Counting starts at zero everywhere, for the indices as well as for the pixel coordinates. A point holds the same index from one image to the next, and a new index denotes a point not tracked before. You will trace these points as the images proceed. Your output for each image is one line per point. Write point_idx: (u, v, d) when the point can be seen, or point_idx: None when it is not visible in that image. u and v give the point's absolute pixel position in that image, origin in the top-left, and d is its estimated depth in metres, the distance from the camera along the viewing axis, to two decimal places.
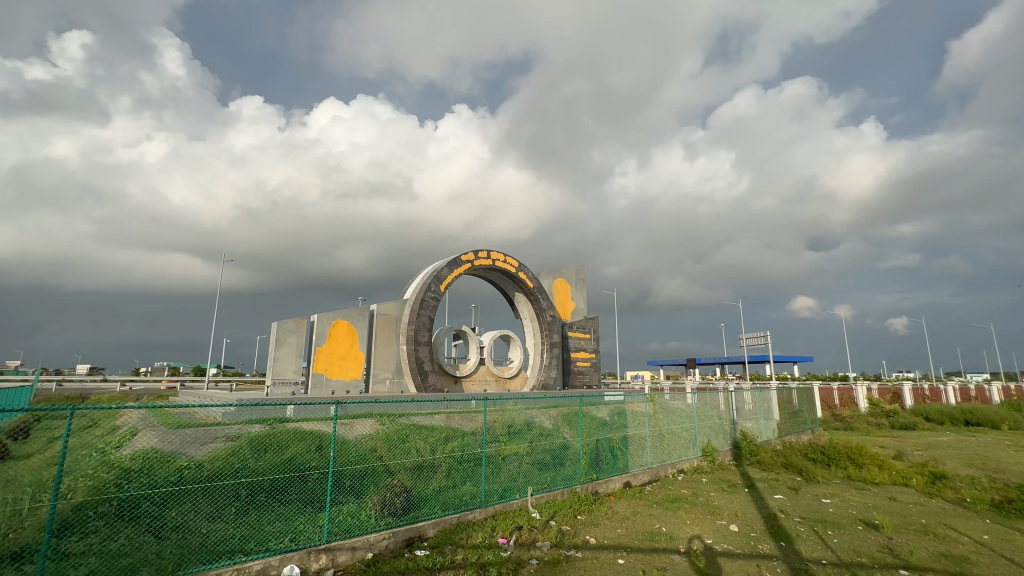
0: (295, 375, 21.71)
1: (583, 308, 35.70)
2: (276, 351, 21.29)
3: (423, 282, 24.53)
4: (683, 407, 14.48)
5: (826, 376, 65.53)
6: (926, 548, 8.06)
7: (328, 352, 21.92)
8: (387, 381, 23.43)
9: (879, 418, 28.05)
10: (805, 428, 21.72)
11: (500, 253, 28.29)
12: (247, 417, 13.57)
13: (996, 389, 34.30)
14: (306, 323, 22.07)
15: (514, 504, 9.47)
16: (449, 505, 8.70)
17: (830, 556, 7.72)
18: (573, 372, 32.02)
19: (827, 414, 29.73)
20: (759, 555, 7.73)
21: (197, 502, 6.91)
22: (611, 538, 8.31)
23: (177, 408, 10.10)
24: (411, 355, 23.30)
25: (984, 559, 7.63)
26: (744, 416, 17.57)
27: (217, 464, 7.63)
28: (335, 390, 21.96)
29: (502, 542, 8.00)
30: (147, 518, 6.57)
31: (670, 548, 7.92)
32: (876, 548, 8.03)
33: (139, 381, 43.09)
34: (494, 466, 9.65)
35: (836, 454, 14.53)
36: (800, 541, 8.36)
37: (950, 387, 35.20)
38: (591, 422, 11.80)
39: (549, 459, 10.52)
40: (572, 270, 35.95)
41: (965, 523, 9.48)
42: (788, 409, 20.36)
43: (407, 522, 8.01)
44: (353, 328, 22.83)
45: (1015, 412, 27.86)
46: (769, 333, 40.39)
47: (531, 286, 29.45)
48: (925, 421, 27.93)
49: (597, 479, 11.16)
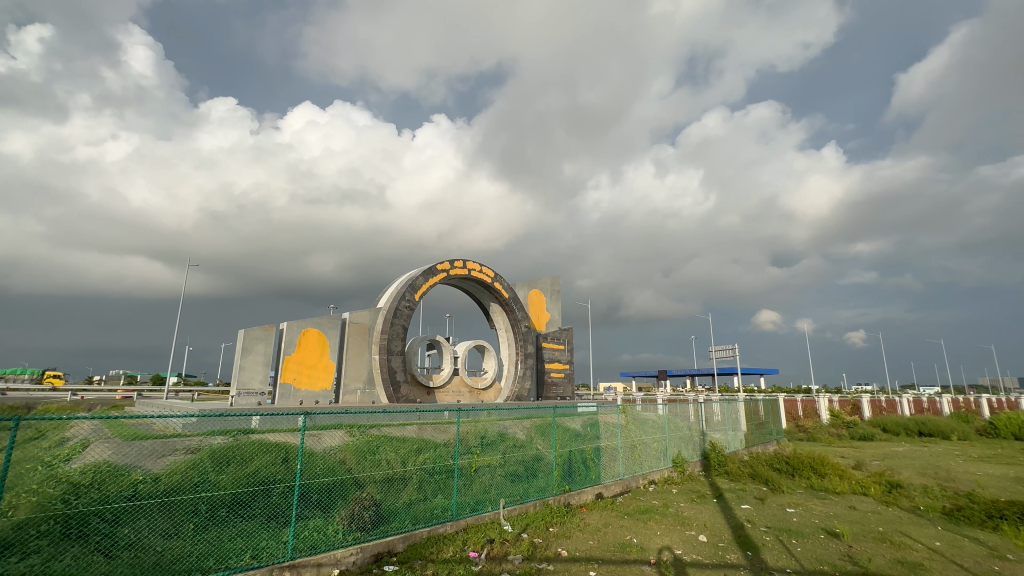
0: (261, 385, 21.03)
1: (558, 318, 35.99)
2: (242, 360, 20.61)
3: (398, 290, 24.20)
4: (654, 418, 14.76)
5: (761, 391, 65.49)
6: (883, 554, 8.37)
7: (297, 361, 21.51)
8: (358, 392, 22.81)
9: (840, 429, 29.08)
10: (770, 438, 22.28)
11: (476, 262, 28.19)
12: (208, 428, 12.97)
13: (948, 398, 36.07)
14: (275, 330, 21.41)
15: (486, 517, 9.41)
16: (419, 519, 8.58)
17: (794, 565, 7.89)
18: (546, 383, 32.04)
19: (791, 424, 30.65)
20: (726, 564, 7.86)
21: (152, 520, 6.67)
22: (581, 550, 8.29)
23: (132, 419, 9.42)
24: (383, 364, 22.78)
25: (936, 565, 7.96)
26: (713, 427, 17.85)
27: (175, 477, 7.18)
28: (303, 400, 21.49)
29: (474, 555, 7.90)
30: (95, 537, 6.17)
31: (641, 559, 7.96)
32: (838, 557, 8.26)
33: (92, 390, 40.96)
34: (466, 478, 9.51)
35: (800, 465, 14.97)
36: (765, 550, 8.55)
37: (906, 399, 36.90)
38: (564, 433, 11.81)
39: (521, 470, 10.47)
40: (547, 281, 36.24)
41: (919, 530, 9.87)
42: (755, 420, 20.94)
43: (377, 536, 7.93)
44: (324, 337, 22.47)
45: (964, 423, 29.35)
46: (736, 346, 41.78)
47: (506, 296, 29.48)
48: (882, 432, 29.09)
49: (569, 490, 11.18)
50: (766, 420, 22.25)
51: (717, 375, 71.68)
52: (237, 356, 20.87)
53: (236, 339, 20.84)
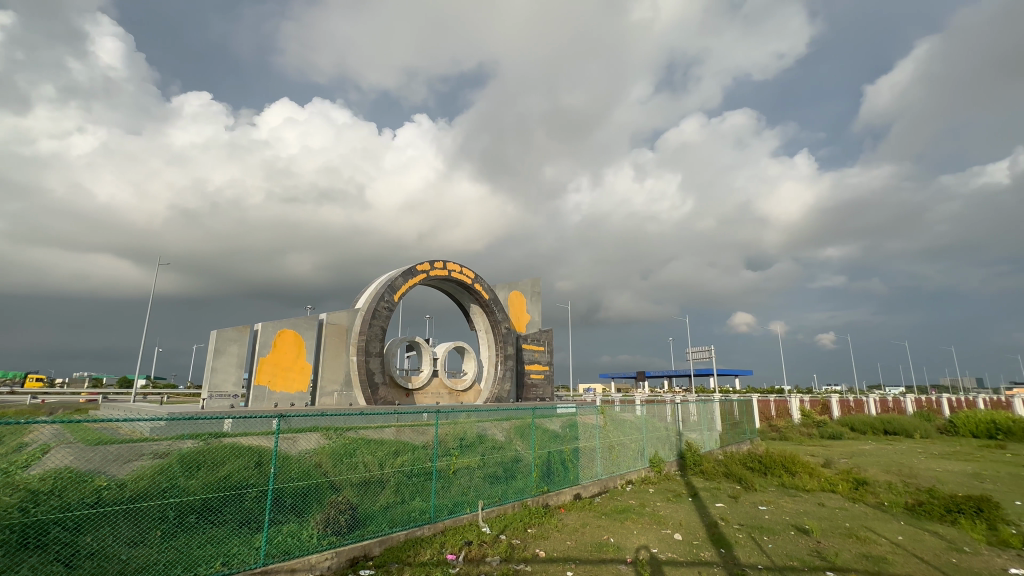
0: (234, 387, 20.52)
1: (538, 320, 36.14)
2: (214, 362, 20.07)
3: (377, 291, 23.92)
4: (632, 419, 14.94)
5: (735, 391, 67.09)
6: (849, 549, 8.66)
7: (271, 362, 21.07)
8: (336, 395, 22.46)
9: (811, 428, 29.95)
10: (744, 438, 22.79)
11: (457, 263, 28.11)
12: (177, 432, 12.59)
13: (912, 398, 37.52)
14: (249, 331, 20.93)
15: (464, 519, 9.38)
16: (396, 523, 8.50)
17: (765, 561, 8.10)
18: (526, 385, 32.12)
19: (764, 424, 31.44)
20: (700, 562, 8.01)
21: (117, 527, 6.40)
22: (559, 550, 8.35)
23: (96, 423, 9.06)
24: (361, 366, 22.47)
25: (899, 558, 8.27)
26: (689, 428, 18.16)
27: (142, 483, 6.92)
28: (278, 403, 21.06)
29: (451, 558, 7.86)
30: (55, 546, 5.90)
31: (617, 558, 8.05)
32: (807, 552, 8.51)
33: (54, 393, 39.36)
34: (444, 480, 9.46)
35: (772, 463, 15.37)
36: (738, 547, 8.74)
37: (872, 398, 38.28)
38: (543, 435, 11.85)
39: (500, 472, 10.45)
40: (527, 282, 36.32)
41: (883, 525, 10.25)
42: (730, 420, 21.40)
43: (353, 540, 7.82)
44: (300, 338, 22.07)
45: (926, 422, 30.59)
46: (712, 347, 42.67)
47: (486, 298, 29.45)
48: (850, 431, 30.08)
49: (547, 491, 11.23)
50: (740, 420, 22.76)
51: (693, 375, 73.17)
52: (208, 358, 20.31)
53: (208, 340, 20.28)
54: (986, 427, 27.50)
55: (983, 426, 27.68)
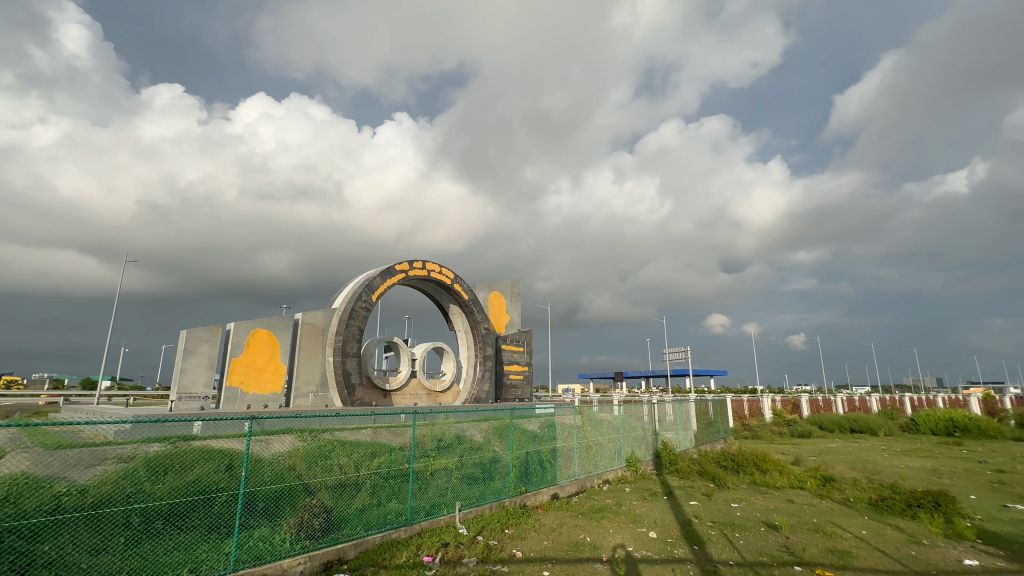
0: (205, 388, 19.95)
1: (517, 320, 36.22)
2: (183, 363, 19.49)
3: (354, 290, 23.59)
4: (610, 419, 15.11)
5: (710, 390, 68.63)
6: (816, 544, 8.93)
7: (244, 363, 20.57)
8: (311, 396, 22.06)
9: (782, 427, 30.79)
10: (718, 437, 23.26)
11: (436, 263, 27.94)
12: (143, 436, 12.16)
13: (876, 398, 38.95)
14: (220, 331, 20.36)
15: (441, 521, 9.32)
16: (372, 525, 8.39)
17: (736, 557, 8.29)
18: (505, 385, 32.15)
19: (737, 423, 32.18)
20: (674, 559, 8.15)
21: (77, 535, 6.15)
22: (536, 550, 8.39)
23: (56, 427, 8.67)
24: (337, 367, 22.11)
25: (862, 552, 8.57)
26: (665, 427, 18.45)
27: (105, 489, 6.67)
28: (251, 404, 20.58)
29: (428, 560, 7.82)
30: (10, 556, 5.61)
31: (593, 557, 8.13)
32: (776, 548, 8.74)
33: (10, 395, 37.56)
34: (421, 482, 9.39)
35: (744, 461, 15.74)
36: (711, 544, 8.92)
37: (840, 398, 39.59)
38: (521, 435, 11.88)
39: (478, 473, 10.42)
40: (507, 282, 36.35)
41: (848, 520, 10.61)
42: (704, 419, 21.84)
43: (326, 544, 7.68)
44: (275, 338, 21.60)
45: (889, 420, 31.81)
46: (688, 348, 43.51)
47: (466, 298, 29.36)
48: (819, 429, 31.06)
49: (525, 491, 11.26)
50: (714, 419, 23.24)
51: (669, 375, 74.57)
52: (178, 358, 19.72)
53: (178, 341, 19.67)
54: (945, 425, 28.76)
55: (942, 423, 28.93)
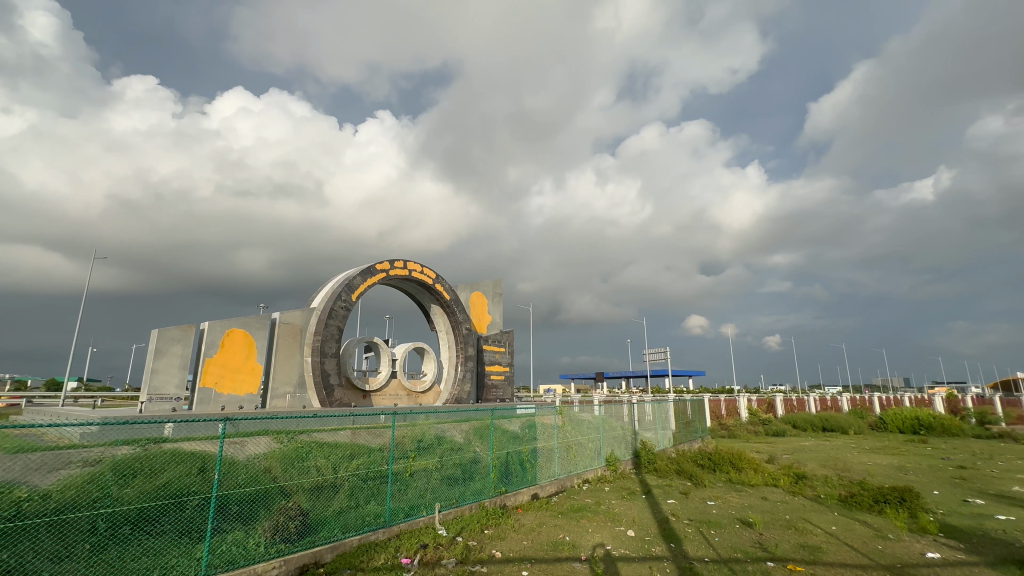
0: (177, 390, 19.40)
1: (498, 321, 36.23)
2: (154, 363, 18.93)
3: (334, 290, 23.25)
4: (590, 419, 15.23)
5: (689, 391, 69.79)
6: (788, 540, 9.16)
7: (218, 363, 20.07)
8: (288, 397, 21.64)
9: (757, 426, 31.47)
10: (696, 436, 23.65)
11: (417, 262, 27.75)
12: (111, 439, 11.76)
13: (847, 398, 40.14)
14: (194, 330, 19.83)
15: (420, 522, 9.26)
16: (350, 528, 8.28)
17: (711, 554, 8.46)
18: (486, 386, 32.11)
19: (714, 422, 32.77)
20: (651, 557, 8.28)
21: (39, 542, 5.90)
22: (515, 550, 8.40)
23: (16, 430, 8.29)
24: (316, 367, 21.74)
25: (832, 547, 8.83)
26: (644, 427, 18.66)
27: (70, 494, 6.42)
28: (225, 406, 20.10)
29: (406, 562, 7.75)
30: None
31: (572, 556, 8.18)
32: (750, 544, 8.94)
33: None
34: (400, 483, 9.31)
35: (720, 460, 16.05)
36: (687, 541, 9.08)
37: (813, 397, 40.68)
38: (502, 435, 11.87)
39: (458, 474, 10.37)
40: (489, 283, 36.32)
41: (819, 516, 10.92)
42: (683, 419, 22.19)
43: (302, 548, 7.55)
44: (251, 338, 21.15)
45: (859, 419, 32.84)
46: (667, 349, 44.16)
47: (447, 299, 29.24)
48: (793, 428, 31.86)
49: (505, 491, 11.26)
50: (692, 419, 23.62)
51: (649, 376, 75.59)
52: (148, 358, 19.13)
53: (149, 340, 19.08)
54: (911, 424, 29.83)
55: (908, 422, 29.99)
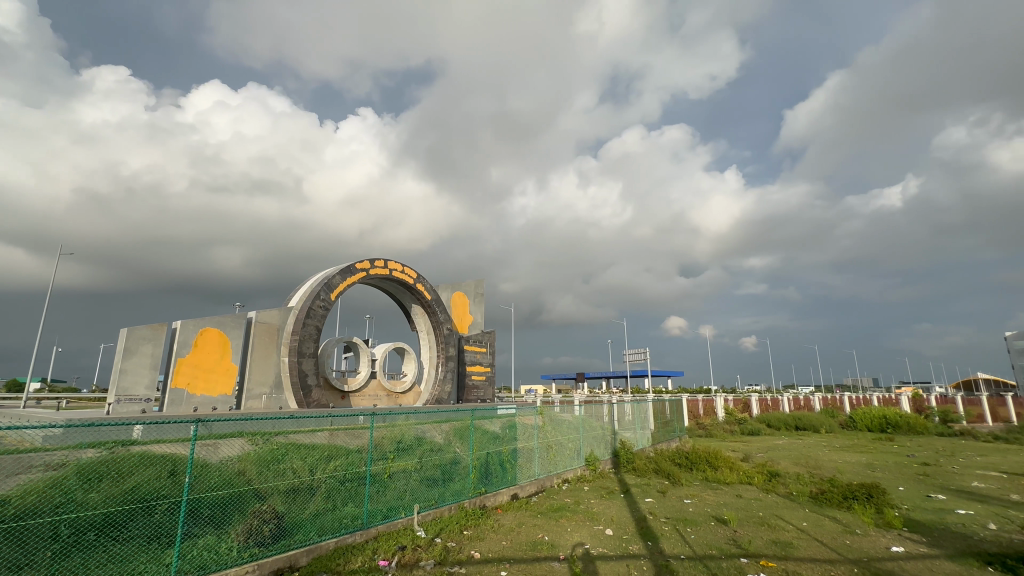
0: (147, 391, 18.80)
1: (480, 321, 36.15)
2: (123, 363, 18.33)
3: (312, 289, 22.87)
4: (570, 419, 15.32)
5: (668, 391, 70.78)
6: (761, 537, 9.37)
7: (191, 363, 19.54)
8: (264, 398, 21.20)
9: (733, 425, 32.09)
10: (674, 435, 24.00)
11: (398, 262, 27.50)
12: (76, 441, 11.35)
13: (819, 397, 41.33)
14: (166, 329, 19.26)
15: (399, 524, 9.19)
16: (326, 531, 8.17)
17: (687, 551, 8.60)
18: (467, 386, 32.01)
19: (692, 422, 33.29)
20: (628, 555, 8.38)
21: None
22: (494, 550, 8.40)
23: None
24: (292, 368, 21.35)
25: (803, 543, 9.07)
26: (623, 427, 18.87)
27: (30, 499, 6.16)
28: (198, 407, 19.57)
29: (383, 564, 7.67)
30: None
31: (550, 556, 8.22)
32: (725, 541, 9.12)
33: None
34: (379, 485, 9.21)
35: (697, 459, 16.33)
36: (664, 539, 9.21)
37: (786, 397, 41.69)
38: (482, 436, 11.85)
39: (438, 474, 10.32)
40: (471, 283, 36.20)
41: (791, 513, 11.21)
42: (661, 419, 22.49)
43: (277, 551, 7.41)
44: (225, 337, 20.65)
45: (830, 418, 33.80)
46: (647, 350, 44.69)
47: (428, 298, 29.06)
48: (767, 427, 32.60)
49: (485, 492, 11.25)
50: (670, 418, 23.96)
51: (629, 375, 76.36)
52: (117, 358, 18.52)
53: (117, 340, 18.46)
54: (878, 422, 30.84)
55: (876, 421, 30.99)
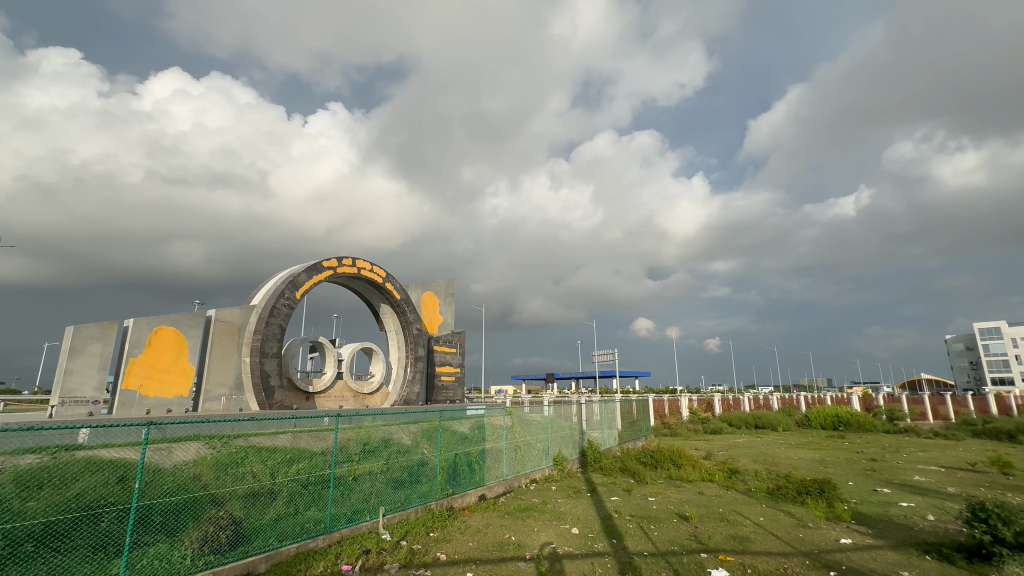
0: (95, 392, 17.83)
1: (450, 321, 35.93)
2: (68, 363, 17.31)
3: (276, 287, 22.18)
4: (539, 419, 15.42)
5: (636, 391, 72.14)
6: (720, 532, 9.68)
7: (144, 364, 18.65)
8: (223, 399, 20.45)
9: (697, 424, 32.99)
10: (640, 435, 24.48)
11: (367, 261, 27.01)
12: None
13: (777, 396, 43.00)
14: (117, 328, 18.31)
15: (363, 527, 9.02)
16: (287, 536, 7.93)
17: (650, 548, 8.80)
18: (436, 387, 31.73)
19: (658, 421, 34.01)
20: (593, 553, 8.49)
21: None
22: (460, 552, 8.37)
23: None
24: (254, 368, 20.53)
25: (759, 537, 9.43)
26: (591, 427, 19.13)
27: None
28: (151, 409, 18.69)
29: (346, 568, 7.53)
30: None
31: (516, 556, 8.24)
32: (686, 537, 9.39)
33: None
34: (343, 488, 9.02)
35: (661, 457, 16.73)
36: (628, 537, 9.39)
37: (747, 397, 43.18)
38: (451, 437, 11.78)
39: (404, 476, 10.21)
40: (441, 283, 35.91)
41: (749, 508, 11.62)
42: (628, 418, 22.91)
43: (234, 559, 7.12)
44: (182, 337, 19.82)
45: (787, 416, 35.22)
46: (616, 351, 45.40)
47: (398, 298, 28.66)
48: (729, 426, 33.65)
49: (452, 493, 11.19)
50: (637, 418, 24.42)
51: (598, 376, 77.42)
52: (61, 358, 17.48)
53: (62, 338, 17.42)
54: (832, 420, 32.33)
55: (830, 419, 32.47)
